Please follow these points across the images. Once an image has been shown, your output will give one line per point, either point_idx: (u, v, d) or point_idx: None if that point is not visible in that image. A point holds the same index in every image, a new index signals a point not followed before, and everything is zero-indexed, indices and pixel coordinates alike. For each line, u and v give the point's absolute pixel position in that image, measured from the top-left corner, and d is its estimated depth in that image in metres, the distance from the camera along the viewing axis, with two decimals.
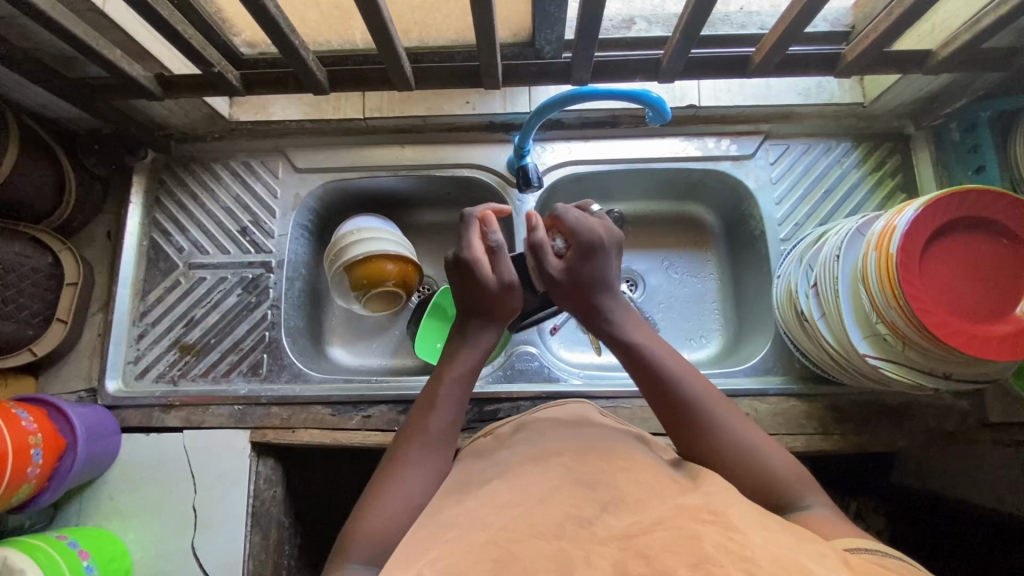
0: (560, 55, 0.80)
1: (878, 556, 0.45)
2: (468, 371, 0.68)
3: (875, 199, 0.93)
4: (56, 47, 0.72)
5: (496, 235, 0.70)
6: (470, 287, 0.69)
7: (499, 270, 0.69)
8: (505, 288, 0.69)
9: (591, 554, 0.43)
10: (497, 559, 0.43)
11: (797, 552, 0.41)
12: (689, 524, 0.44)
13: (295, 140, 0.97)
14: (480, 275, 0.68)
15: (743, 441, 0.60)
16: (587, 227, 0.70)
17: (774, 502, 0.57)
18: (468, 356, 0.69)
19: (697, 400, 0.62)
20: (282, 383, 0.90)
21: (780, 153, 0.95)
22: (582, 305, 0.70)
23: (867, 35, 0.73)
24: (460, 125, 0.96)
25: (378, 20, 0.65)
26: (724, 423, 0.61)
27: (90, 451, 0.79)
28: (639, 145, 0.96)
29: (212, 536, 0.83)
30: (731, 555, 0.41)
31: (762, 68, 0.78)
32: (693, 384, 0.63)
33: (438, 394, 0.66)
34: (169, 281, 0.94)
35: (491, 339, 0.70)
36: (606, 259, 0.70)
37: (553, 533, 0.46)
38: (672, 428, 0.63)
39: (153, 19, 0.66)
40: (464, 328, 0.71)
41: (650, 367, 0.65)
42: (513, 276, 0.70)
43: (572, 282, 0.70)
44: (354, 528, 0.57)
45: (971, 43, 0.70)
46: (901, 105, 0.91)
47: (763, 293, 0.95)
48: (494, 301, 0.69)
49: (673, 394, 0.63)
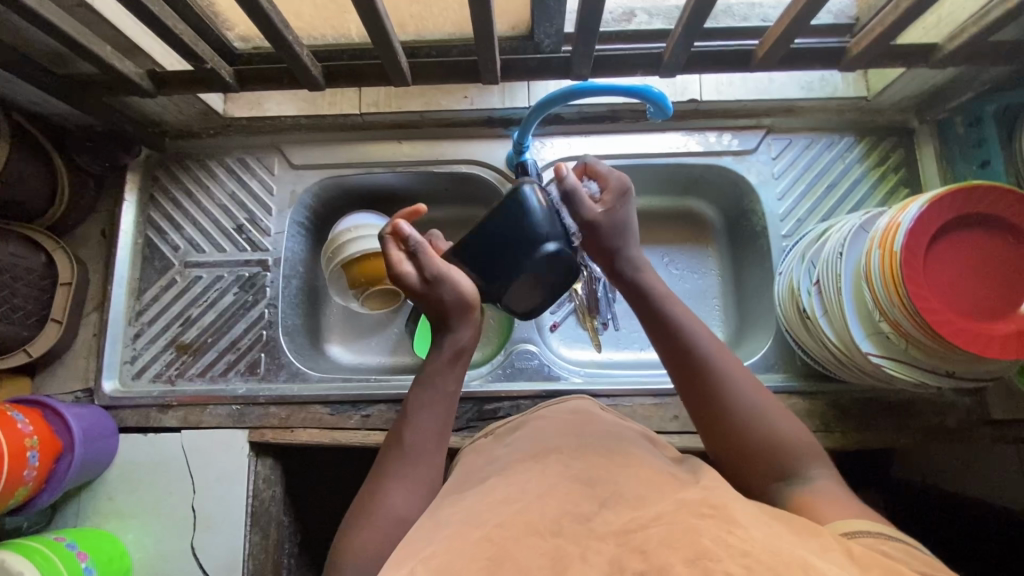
0: (559, 49, 0.79)
1: (879, 540, 0.45)
2: (441, 372, 0.65)
3: (877, 195, 0.92)
4: (46, 44, 0.71)
5: (406, 236, 0.65)
6: (422, 302, 0.66)
7: (425, 270, 0.65)
8: (440, 282, 0.65)
9: (588, 551, 0.43)
10: (492, 557, 0.42)
11: (798, 546, 0.41)
12: (689, 518, 0.43)
13: (290, 136, 0.96)
14: (414, 284, 0.65)
15: (751, 403, 0.59)
16: (616, 175, 0.71)
17: (776, 475, 0.56)
18: (440, 356, 0.66)
19: (710, 358, 0.62)
20: (280, 383, 0.89)
21: (782, 147, 0.94)
22: (608, 253, 0.70)
23: (873, 28, 0.71)
24: (458, 120, 0.94)
25: (374, 14, 0.64)
26: (735, 383, 0.60)
27: (87, 452, 0.79)
28: (640, 140, 0.94)
29: (211, 537, 0.82)
30: (729, 548, 0.40)
31: (765, 62, 0.76)
32: (707, 342, 0.63)
33: (416, 401, 0.65)
34: (165, 279, 0.93)
35: (463, 332, 0.66)
36: (630, 209, 0.71)
37: (550, 529, 0.45)
38: (692, 388, 0.62)
39: (143, 14, 0.64)
40: (433, 337, 0.68)
41: (667, 323, 0.64)
42: (436, 268, 0.65)
43: (608, 227, 0.69)
44: (343, 544, 0.57)
45: (978, 36, 0.68)
46: (905, 98, 0.90)
47: (765, 290, 0.94)
48: (449, 305, 0.65)
49: (686, 351, 0.62)
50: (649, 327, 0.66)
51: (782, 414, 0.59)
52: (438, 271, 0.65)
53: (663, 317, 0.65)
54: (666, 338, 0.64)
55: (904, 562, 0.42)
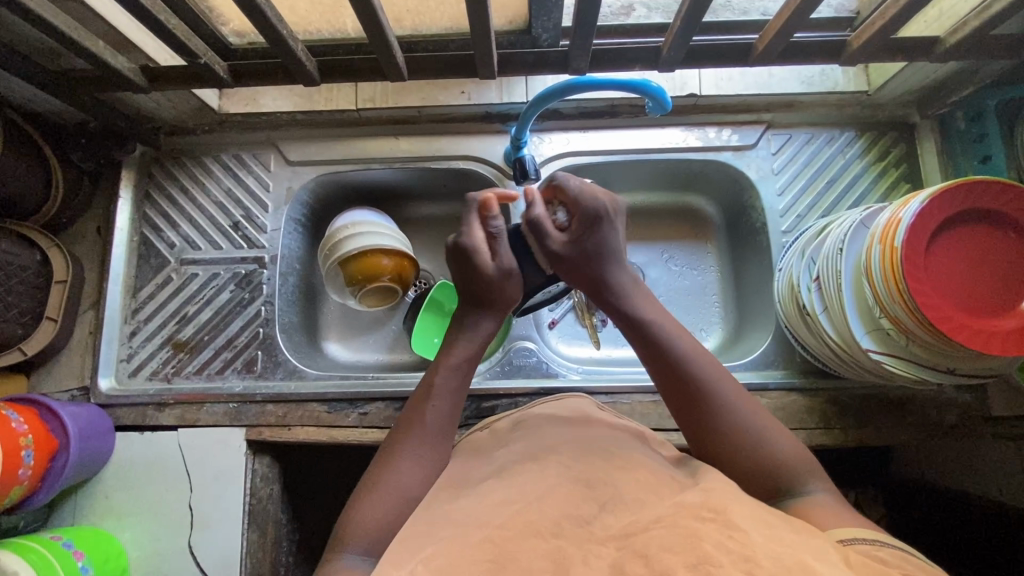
0: (557, 43, 0.78)
1: (875, 546, 0.45)
2: (464, 362, 0.66)
3: (878, 190, 0.91)
4: (38, 39, 0.70)
5: (497, 219, 0.67)
6: (471, 274, 0.67)
7: (499, 258, 0.67)
8: (505, 275, 0.67)
9: (589, 555, 0.43)
10: (493, 561, 0.42)
11: (799, 551, 0.41)
12: (689, 522, 0.43)
13: (286, 132, 0.95)
14: (482, 264, 0.66)
15: (743, 423, 0.58)
16: (590, 194, 0.66)
17: (771, 492, 0.56)
18: (465, 347, 0.67)
19: (700, 379, 0.61)
20: (277, 381, 0.89)
21: (782, 142, 0.93)
22: (590, 279, 0.67)
23: (874, 22, 0.71)
24: (456, 115, 0.94)
25: (369, 9, 0.63)
26: (728, 402, 0.59)
27: (83, 451, 0.78)
28: (639, 135, 0.94)
29: (209, 535, 0.82)
30: (731, 555, 0.40)
31: (765, 56, 0.76)
32: (698, 362, 0.62)
33: (433, 386, 0.64)
34: (161, 276, 0.93)
35: (491, 327, 0.68)
36: (612, 229, 0.67)
37: (551, 532, 0.45)
38: (681, 410, 0.61)
39: (137, 10, 0.63)
40: (462, 319, 0.68)
41: (656, 342, 0.63)
42: (510, 263, 0.67)
43: (578, 255, 0.66)
44: (347, 522, 0.56)
45: (980, 29, 0.68)
46: (906, 93, 0.89)
47: (765, 287, 0.94)
48: (497, 290, 0.67)
49: (679, 373, 0.61)
50: (639, 346, 0.65)
51: (776, 432, 0.58)
52: (508, 264, 0.67)
53: (652, 336, 0.64)
54: (657, 358, 0.63)
55: (905, 567, 0.41)
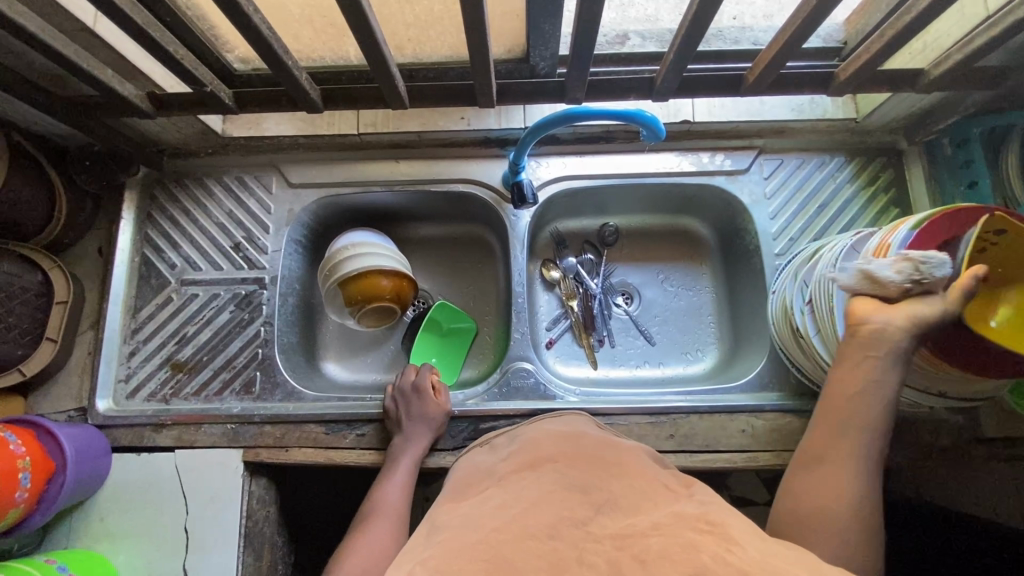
0: (554, 73, 0.80)
1: None
2: (409, 468, 0.80)
3: (869, 215, 0.93)
4: (44, 65, 0.72)
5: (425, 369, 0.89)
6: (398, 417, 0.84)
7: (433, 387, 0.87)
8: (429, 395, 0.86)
9: (585, 554, 0.42)
10: (489, 560, 0.41)
11: (793, 564, 0.41)
12: (687, 533, 0.43)
13: (288, 155, 0.97)
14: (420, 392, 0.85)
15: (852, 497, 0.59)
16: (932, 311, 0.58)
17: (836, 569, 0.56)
18: (409, 457, 0.81)
19: (842, 468, 0.61)
20: (275, 402, 0.89)
21: (774, 167, 0.96)
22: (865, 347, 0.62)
23: (859, 55, 0.73)
24: (455, 140, 0.96)
25: (371, 39, 0.65)
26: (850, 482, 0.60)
27: (80, 474, 0.78)
28: (634, 160, 0.96)
29: (204, 558, 0.81)
30: (728, 566, 0.39)
31: (755, 87, 0.78)
32: (863, 460, 0.61)
33: (386, 482, 0.79)
34: (161, 297, 0.93)
35: (426, 435, 0.82)
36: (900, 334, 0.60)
37: (548, 533, 0.44)
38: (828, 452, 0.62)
39: (144, 39, 0.65)
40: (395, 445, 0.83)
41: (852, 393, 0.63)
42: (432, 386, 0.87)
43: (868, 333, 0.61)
44: None
45: (964, 62, 0.70)
46: (894, 120, 0.91)
47: (759, 309, 0.95)
48: (419, 417, 0.83)
49: (840, 431, 0.62)
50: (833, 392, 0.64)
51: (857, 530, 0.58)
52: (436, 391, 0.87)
53: (841, 412, 0.63)
54: (835, 424, 0.63)
55: None
